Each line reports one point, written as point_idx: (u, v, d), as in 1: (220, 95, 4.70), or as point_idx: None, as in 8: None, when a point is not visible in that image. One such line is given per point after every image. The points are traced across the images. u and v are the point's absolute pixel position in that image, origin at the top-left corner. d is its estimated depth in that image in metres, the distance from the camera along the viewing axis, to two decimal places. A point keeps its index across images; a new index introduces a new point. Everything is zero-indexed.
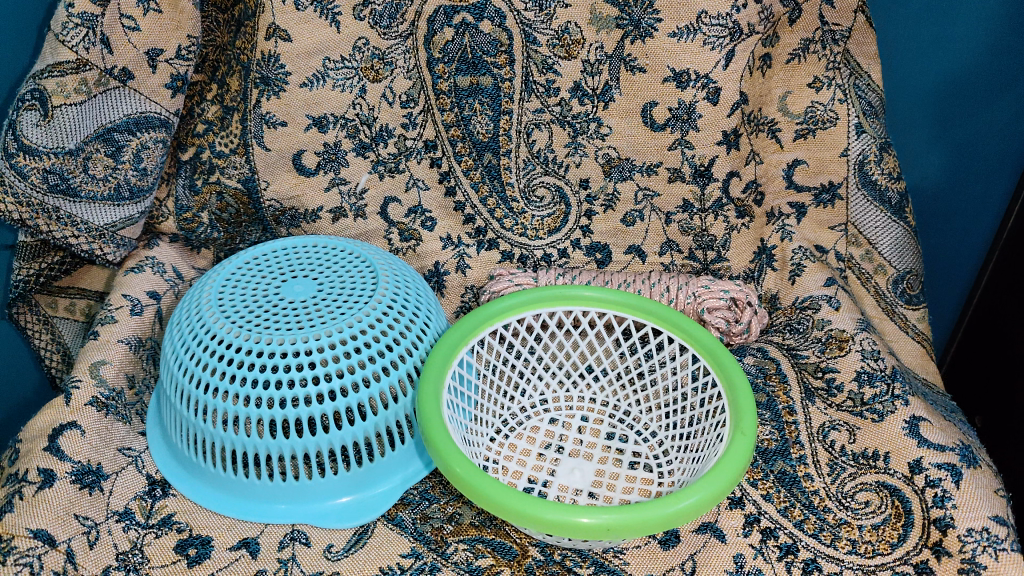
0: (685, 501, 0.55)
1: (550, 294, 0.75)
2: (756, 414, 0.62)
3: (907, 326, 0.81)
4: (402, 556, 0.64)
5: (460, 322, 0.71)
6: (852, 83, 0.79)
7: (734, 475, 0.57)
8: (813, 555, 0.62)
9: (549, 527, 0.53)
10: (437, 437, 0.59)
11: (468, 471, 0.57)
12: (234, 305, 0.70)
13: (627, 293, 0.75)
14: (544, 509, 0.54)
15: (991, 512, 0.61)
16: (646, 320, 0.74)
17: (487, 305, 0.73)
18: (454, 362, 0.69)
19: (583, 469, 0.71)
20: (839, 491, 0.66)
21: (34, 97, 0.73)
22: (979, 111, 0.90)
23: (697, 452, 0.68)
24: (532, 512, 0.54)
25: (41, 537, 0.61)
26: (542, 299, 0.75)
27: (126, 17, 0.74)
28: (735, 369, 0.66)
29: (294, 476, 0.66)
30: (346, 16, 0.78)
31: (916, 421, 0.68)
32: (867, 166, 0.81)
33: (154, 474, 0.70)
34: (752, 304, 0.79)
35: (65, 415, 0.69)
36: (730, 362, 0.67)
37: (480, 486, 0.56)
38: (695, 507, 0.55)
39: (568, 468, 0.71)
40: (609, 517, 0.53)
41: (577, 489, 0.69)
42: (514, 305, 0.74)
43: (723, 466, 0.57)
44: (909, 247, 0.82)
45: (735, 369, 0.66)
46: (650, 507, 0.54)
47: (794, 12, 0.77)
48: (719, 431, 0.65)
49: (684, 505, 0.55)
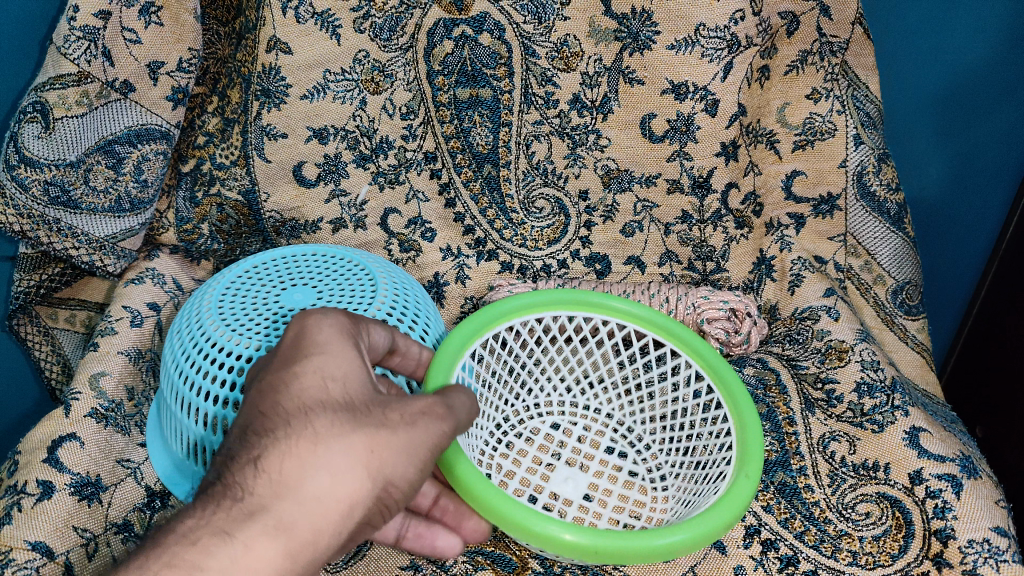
0: (676, 535, 0.54)
1: (567, 299, 0.73)
2: (764, 443, 0.63)
3: (907, 336, 0.81)
4: (402, 568, 0.63)
5: (472, 318, 0.70)
6: (851, 94, 0.80)
7: (734, 513, 0.57)
8: (814, 566, 0.62)
9: (538, 542, 0.53)
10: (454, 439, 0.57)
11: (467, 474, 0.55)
12: (234, 313, 0.70)
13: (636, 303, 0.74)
14: (538, 522, 0.53)
15: (991, 523, 0.61)
16: (659, 337, 0.73)
17: (493, 306, 0.71)
18: (465, 357, 0.67)
19: (577, 480, 0.72)
20: (839, 501, 0.66)
21: (35, 109, 0.74)
22: (979, 121, 0.90)
23: (696, 474, 0.68)
24: (523, 523, 0.53)
25: (40, 549, 0.61)
26: (549, 304, 0.73)
27: (127, 30, 0.75)
28: (745, 394, 0.67)
29: None
30: (347, 29, 0.79)
31: (916, 432, 0.67)
32: (867, 177, 0.81)
33: (154, 485, 0.70)
34: (752, 315, 0.79)
35: (64, 427, 0.69)
36: (739, 385, 0.68)
37: (483, 494, 0.54)
38: (686, 543, 0.54)
39: (562, 477, 0.71)
40: (598, 540, 0.52)
41: (568, 500, 0.70)
42: (521, 308, 0.72)
43: (724, 503, 0.57)
44: (908, 257, 0.83)
45: (745, 393, 0.67)
46: (646, 536, 0.54)
47: (793, 23, 0.78)
48: (723, 463, 0.65)
49: (675, 540, 0.54)
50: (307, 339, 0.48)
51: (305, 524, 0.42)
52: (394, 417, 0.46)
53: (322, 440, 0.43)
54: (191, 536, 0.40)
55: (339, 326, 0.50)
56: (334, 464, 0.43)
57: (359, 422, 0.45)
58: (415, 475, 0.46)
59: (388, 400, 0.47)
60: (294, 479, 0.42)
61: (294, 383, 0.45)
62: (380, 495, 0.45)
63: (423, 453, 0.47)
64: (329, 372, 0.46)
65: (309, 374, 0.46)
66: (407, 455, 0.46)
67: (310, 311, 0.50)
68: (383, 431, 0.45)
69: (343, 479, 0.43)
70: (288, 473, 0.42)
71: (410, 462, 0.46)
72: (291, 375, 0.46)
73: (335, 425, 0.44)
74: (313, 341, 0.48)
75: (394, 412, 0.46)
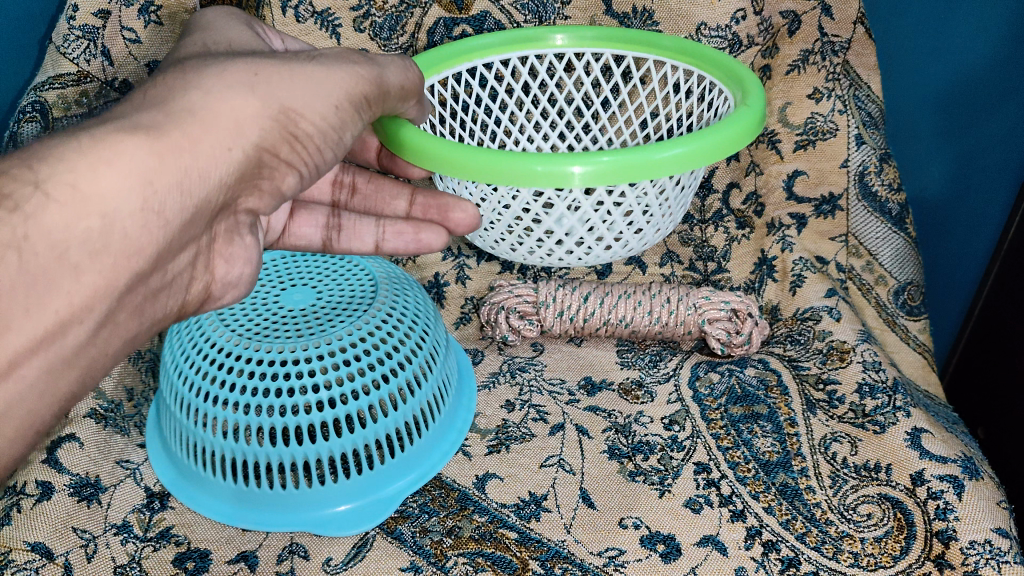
0: (673, 151, 0.53)
1: (519, 35, 0.74)
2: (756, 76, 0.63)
3: (909, 338, 0.81)
4: (402, 570, 0.63)
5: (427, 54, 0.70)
6: (852, 93, 0.80)
7: (723, 137, 0.55)
8: (815, 567, 0.62)
9: (543, 181, 0.53)
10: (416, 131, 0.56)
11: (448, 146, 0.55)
12: (235, 315, 0.72)
13: (603, 28, 0.74)
14: (533, 162, 0.52)
15: (993, 525, 0.61)
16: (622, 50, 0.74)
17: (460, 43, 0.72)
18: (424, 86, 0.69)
19: None
20: (840, 503, 0.66)
21: (34, 109, 0.73)
22: (980, 121, 0.90)
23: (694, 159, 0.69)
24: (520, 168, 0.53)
25: (40, 549, 0.62)
26: (511, 41, 0.74)
27: (126, 29, 0.74)
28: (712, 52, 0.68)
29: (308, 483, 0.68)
30: (347, 28, 0.78)
31: (917, 432, 0.67)
32: (868, 177, 0.82)
33: (153, 487, 0.70)
34: (753, 315, 0.78)
35: (64, 427, 0.69)
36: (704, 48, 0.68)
37: (464, 158, 0.54)
38: (682, 158, 0.54)
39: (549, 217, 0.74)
40: (600, 165, 0.52)
41: None
42: (487, 47, 0.73)
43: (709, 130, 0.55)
44: (910, 258, 0.83)
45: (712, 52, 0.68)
46: (638, 157, 0.52)
47: (794, 23, 0.78)
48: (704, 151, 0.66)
49: (674, 153, 0.53)
50: (198, 24, 0.54)
51: (175, 134, 0.42)
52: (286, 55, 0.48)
53: (191, 70, 0.45)
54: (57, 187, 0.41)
55: (228, 15, 0.56)
56: (208, 84, 0.44)
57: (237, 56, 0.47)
58: (319, 106, 0.48)
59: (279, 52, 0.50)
60: (162, 98, 0.43)
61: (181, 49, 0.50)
62: (276, 120, 0.46)
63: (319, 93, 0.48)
64: (214, 36, 0.52)
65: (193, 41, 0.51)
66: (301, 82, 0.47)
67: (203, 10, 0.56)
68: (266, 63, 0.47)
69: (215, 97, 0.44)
70: (156, 97, 0.44)
71: (308, 90, 0.47)
72: (182, 44, 0.51)
73: (208, 60, 0.46)
74: (203, 23, 0.54)
75: (284, 53, 0.49)
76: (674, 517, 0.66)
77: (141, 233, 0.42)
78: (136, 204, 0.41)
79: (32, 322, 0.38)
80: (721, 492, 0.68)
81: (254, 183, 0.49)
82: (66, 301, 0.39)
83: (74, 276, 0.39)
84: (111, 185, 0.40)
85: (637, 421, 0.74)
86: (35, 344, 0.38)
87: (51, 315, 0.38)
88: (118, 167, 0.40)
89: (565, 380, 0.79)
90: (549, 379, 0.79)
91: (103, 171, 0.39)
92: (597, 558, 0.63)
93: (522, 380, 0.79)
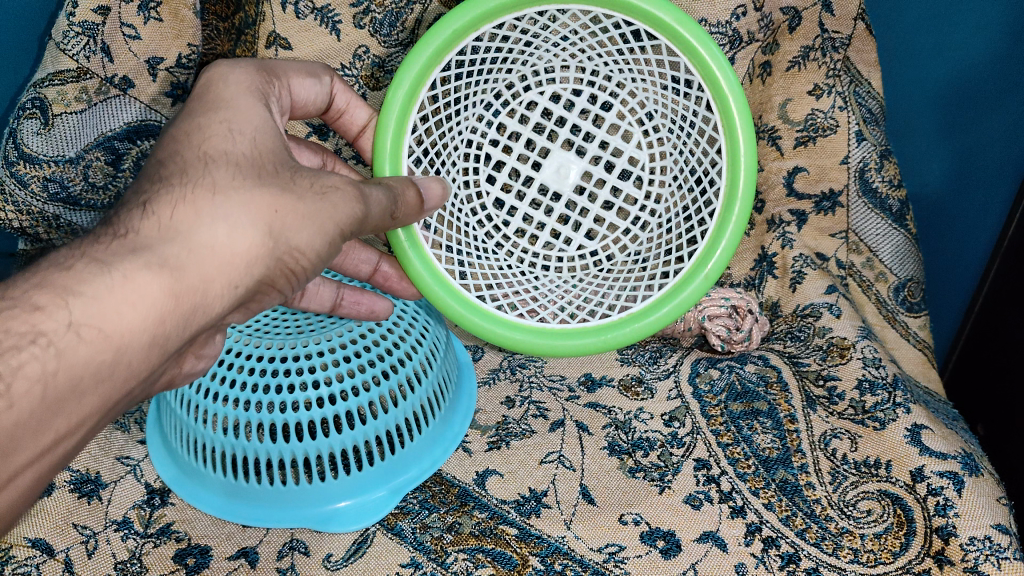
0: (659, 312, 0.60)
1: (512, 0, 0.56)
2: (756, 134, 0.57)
3: (908, 333, 0.81)
4: (402, 565, 0.63)
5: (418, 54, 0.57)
6: (853, 90, 0.81)
7: (706, 282, 0.59)
8: (815, 564, 0.62)
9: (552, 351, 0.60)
10: (424, 279, 0.59)
11: (459, 305, 0.60)
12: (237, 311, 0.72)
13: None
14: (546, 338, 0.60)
15: (993, 521, 0.61)
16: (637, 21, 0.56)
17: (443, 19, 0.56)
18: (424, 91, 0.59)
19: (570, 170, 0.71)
20: (840, 499, 0.66)
21: (34, 105, 0.74)
22: (981, 119, 0.90)
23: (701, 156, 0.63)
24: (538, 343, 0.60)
25: (40, 546, 0.63)
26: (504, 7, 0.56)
27: (126, 26, 0.74)
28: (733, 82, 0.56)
29: (309, 479, 0.68)
30: (346, 24, 0.78)
31: (917, 429, 0.67)
32: (868, 173, 0.82)
33: (153, 483, 0.70)
34: (753, 311, 0.78)
35: None
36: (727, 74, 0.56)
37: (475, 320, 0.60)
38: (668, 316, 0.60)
39: (554, 168, 0.71)
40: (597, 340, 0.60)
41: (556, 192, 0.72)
42: (464, 28, 0.56)
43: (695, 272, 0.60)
44: (910, 254, 0.83)
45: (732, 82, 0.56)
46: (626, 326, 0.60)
47: (795, 19, 0.78)
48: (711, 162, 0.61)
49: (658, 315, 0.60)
50: (215, 92, 0.51)
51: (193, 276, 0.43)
52: (304, 185, 0.48)
53: (221, 189, 0.45)
54: (69, 265, 0.41)
55: (246, 84, 0.53)
56: (224, 216, 0.44)
57: (262, 181, 0.46)
58: (320, 245, 0.49)
59: (304, 174, 0.49)
60: (183, 226, 0.43)
61: (200, 133, 0.48)
62: (279, 259, 0.47)
63: (330, 229, 0.49)
64: (239, 119, 0.50)
65: (215, 124, 0.49)
66: (317, 222, 0.48)
67: (219, 67, 0.53)
68: (287, 198, 0.47)
69: (239, 236, 0.45)
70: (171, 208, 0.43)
71: (316, 229, 0.48)
72: (199, 125, 0.49)
73: (237, 176, 0.46)
74: (223, 95, 0.51)
75: (305, 180, 0.48)
76: (674, 513, 0.66)
77: (142, 363, 0.42)
78: (147, 339, 0.41)
79: (35, 443, 0.38)
80: (721, 488, 0.68)
81: (245, 306, 0.50)
82: (67, 421, 0.40)
83: (80, 400, 0.40)
84: (130, 325, 0.40)
85: (637, 417, 0.74)
86: (34, 458, 0.39)
87: (51, 434, 0.39)
88: (140, 308, 0.41)
89: (565, 377, 0.79)
90: (549, 376, 0.79)
91: (125, 313, 0.40)
92: (597, 554, 0.63)
93: (522, 377, 0.79)
